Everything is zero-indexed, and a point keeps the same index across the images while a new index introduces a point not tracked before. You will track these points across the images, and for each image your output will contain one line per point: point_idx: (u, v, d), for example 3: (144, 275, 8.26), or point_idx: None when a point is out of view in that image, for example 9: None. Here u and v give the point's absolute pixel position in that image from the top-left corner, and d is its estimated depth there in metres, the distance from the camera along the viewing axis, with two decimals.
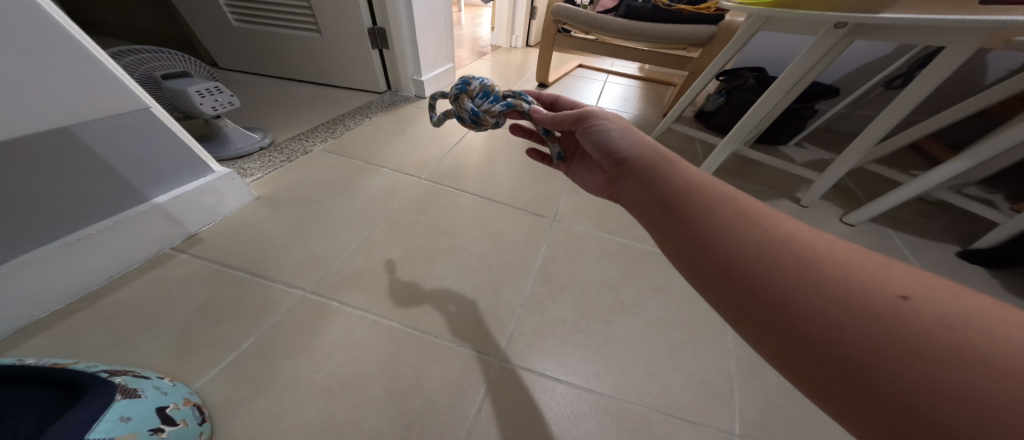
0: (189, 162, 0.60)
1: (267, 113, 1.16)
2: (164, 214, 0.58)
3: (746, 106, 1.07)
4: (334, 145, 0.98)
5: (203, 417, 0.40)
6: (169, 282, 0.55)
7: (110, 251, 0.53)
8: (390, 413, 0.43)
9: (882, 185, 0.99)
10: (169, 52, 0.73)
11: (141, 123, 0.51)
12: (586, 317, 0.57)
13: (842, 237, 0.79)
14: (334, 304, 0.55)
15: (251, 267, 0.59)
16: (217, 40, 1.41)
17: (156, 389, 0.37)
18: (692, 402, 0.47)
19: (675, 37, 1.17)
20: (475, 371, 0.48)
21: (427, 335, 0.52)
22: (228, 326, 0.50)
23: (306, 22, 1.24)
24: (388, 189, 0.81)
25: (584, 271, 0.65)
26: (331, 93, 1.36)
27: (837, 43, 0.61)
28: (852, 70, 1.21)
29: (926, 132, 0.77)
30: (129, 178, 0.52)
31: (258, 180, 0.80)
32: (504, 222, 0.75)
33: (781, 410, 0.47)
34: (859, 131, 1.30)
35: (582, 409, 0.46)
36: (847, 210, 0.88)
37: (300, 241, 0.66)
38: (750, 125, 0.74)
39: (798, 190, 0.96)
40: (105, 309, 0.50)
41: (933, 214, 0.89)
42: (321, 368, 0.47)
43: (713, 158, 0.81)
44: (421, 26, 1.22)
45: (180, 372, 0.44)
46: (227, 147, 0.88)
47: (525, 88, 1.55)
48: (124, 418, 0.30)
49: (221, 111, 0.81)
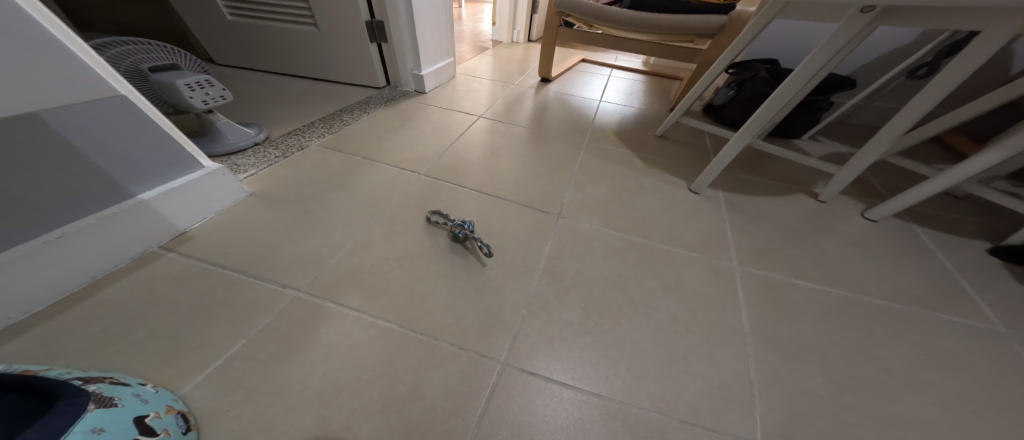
0: (175, 155, 0.57)
1: (262, 108, 1.13)
2: (150, 210, 0.55)
3: (758, 99, 1.04)
4: (331, 140, 0.95)
5: (189, 424, 0.37)
6: (156, 282, 0.52)
7: (92, 250, 0.50)
8: (388, 420, 0.41)
9: (901, 180, 0.96)
10: (156, 43, 0.70)
11: (121, 112, 0.48)
12: (595, 317, 0.55)
13: (859, 234, 0.76)
14: (329, 305, 0.52)
15: (242, 266, 0.57)
16: (211, 35, 1.38)
17: (135, 397, 0.34)
18: (709, 408, 0.45)
19: (684, 28, 1.13)
20: (478, 375, 0.46)
21: (427, 338, 0.49)
22: (217, 329, 0.48)
23: (302, 15, 1.20)
24: (387, 186, 0.79)
25: (591, 270, 0.62)
26: (329, 88, 1.33)
27: (863, 27, 0.57)
28: (871, 61, 1.18)
29: (950, 125, 0.74)
30: (108, 172, 0.49)
31: (252, 176, 0.77)
32: (508, 219, 0.73)
33: (805, 417, 0.44)
34: (878, 125, 1.26)
35: (591, 416, 0.43)
36: (868, 205, 0.85)
37: (294, 239, 0.63)
38: (767, 117, 0.71)
39: (814, 185, 0.93)
40: (87, 310, 0.47)
41: (956, 209, 0.85)
42: (314, 373, 0.44)
43: (726, 151, 0.78)
44: (420, 18, 1.19)
45: (164, 378, 0.42)
46: (220, 142, 0.85)
47: (528, 83, 1.52)
48: (97, 429, 0.27)
49: (213, 105, 0.78)
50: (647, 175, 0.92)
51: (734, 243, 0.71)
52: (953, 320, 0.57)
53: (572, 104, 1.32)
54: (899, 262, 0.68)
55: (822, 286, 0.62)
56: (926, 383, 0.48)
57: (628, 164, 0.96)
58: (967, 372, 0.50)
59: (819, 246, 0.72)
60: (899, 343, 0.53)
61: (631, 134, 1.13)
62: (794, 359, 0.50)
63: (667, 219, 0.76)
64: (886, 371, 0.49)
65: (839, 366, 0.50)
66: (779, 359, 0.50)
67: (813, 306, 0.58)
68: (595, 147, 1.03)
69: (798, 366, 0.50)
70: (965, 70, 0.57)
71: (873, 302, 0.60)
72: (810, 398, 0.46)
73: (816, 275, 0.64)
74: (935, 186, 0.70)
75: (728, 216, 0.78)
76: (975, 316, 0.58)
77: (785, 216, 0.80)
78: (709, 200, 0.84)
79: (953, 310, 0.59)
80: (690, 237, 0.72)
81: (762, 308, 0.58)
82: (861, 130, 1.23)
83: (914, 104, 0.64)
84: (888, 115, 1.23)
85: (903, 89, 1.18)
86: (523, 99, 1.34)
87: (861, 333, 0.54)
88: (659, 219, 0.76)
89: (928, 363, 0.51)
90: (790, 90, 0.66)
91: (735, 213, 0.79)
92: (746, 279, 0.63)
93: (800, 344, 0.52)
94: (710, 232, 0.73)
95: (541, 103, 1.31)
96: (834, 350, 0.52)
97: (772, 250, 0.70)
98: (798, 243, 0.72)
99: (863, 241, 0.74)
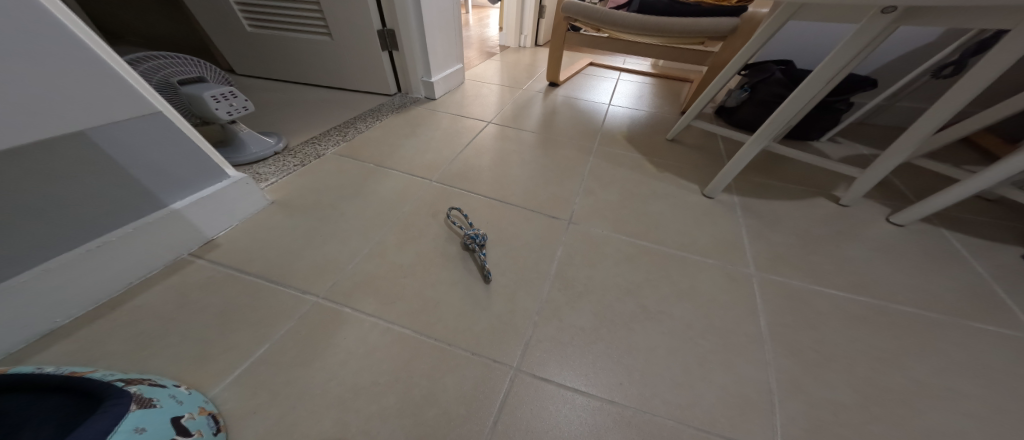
0: (205, 168, 0.60)
1: (281, 117, 1.17)
2: (179, 218, 0.58)
3: (774, 100, 1.02)
4: (346, 148, 0.98)
5: (218, 426, 0.39)
6: (186, 288, 0.55)
7: (128, 258, 0.53)
8: (403, 424, 0.42)
9: (925, 182, 0.93)
10: (185, 57, 0.73)
11: (157, 127, 0.51)
12: (608, 323, 0.54)
13: (882, 239, 0.73)
14: (346, 310, 0.54)
15: (266, 273, 0.59)
16: (231, 46, 1.43)
17: (172, 398, 0.36)
18: (726, 417, 0.44)
19: (695, 30, 1.12)
20: (491, 381, 0.46)
21: (442, 344, 0.50)
22: (245, 332, 0.50)
23: (316, 25, 1.24)
24: (400, 192, 0.81)
25: (604, 277, 0.62)
26: (343, 96, 1.37)
27: (886, 28, 0.56)
28: (892, 60, 1.15)
29: (979, 125, 0.71)
30: (146, 183, 0.52)
31: (273, 185, 0.80)
32: (517, 224, 0.73)
33: (830, 429, 0.43)
34: (903, 126, 1.22)
35: (603, 423, 0.43)
36: (893, 208, 0.83)
37: (313, 247, 0.65)
38: (782, 122, 0.70)
39: (834, 187, 0.90)
40: (124, 315, 0.50)
41: (989, 212, 0.82)
42: (332, 377, 0.46)
43: (742, 153, 0.76)
44: (429, 27, 1.21)
45: (196, 380, 0.44)
46: (242, 152, 0.88)
47: (536, 87, 1.53)
48: (139, 429, 0.29)
49: (236, 116, 0.81)
50: (658, 180, 0.91)
51: (750, 249, 0.70)
52: (988, 329, 0.55)
53: (581, 109, 1.32)
54: (928, 268, 0.66)
55: (843, 292, 0.61)
56: (958, 395, 0.46)
57: (640, 168, 0.95)
58: (1005, 384, 0.47)
59: (840, 251, 0.70)
60: (927, 351, 0.51)
61: (642, 137, 1.12)
62: (816, 368, 0.49)
63: (680, 224, 0.75)
64: (916, 381, 0.48)
65: (864, 375, 0.48)
66: (799, 367, 0.49)
67: (837, 313, 0.57)
68: (605, 152, 1.03)
69: (819, 375, 0.48)
70: (996, 68, 0.55)
71: (899, 309, 0.58)
72: (834, 408, 0.45)
73: (837, 281, 0.63)
74: (965, 190, 0.67)
75: (744, 221, 0.77)
76: (1009, 324, 0.55)
77: (803, 220, 0.78)
78: (724, 204, 0.82)
79: (987, 319, 0.56)
80: (704, 243, 0.71)
81: (782, 316, 0.56)
82: (883, 131, 1.20)
83: (941, 104, 0.62)
84: (914, 117, 1.20)
85: (929, 89, 1.15)
86: (532, 104, 1.35)
87: (888, 342, 0.52)
88: (672, 224, 0.76)
89: (961, 373, 0.49)
90: (807, 93, 0.64)
91: (752, 218, 0.78)
92: (763, 286, 0.62)
93: (822, 353, 0.51)
94: (725, 238, 0.72)
95: (550, 108, 1.31)
96: (859, 359, 0.50)
97: (791, 256, 0.68)
98: (818, 248, 0.70)
99: (890, 246, 0.71)
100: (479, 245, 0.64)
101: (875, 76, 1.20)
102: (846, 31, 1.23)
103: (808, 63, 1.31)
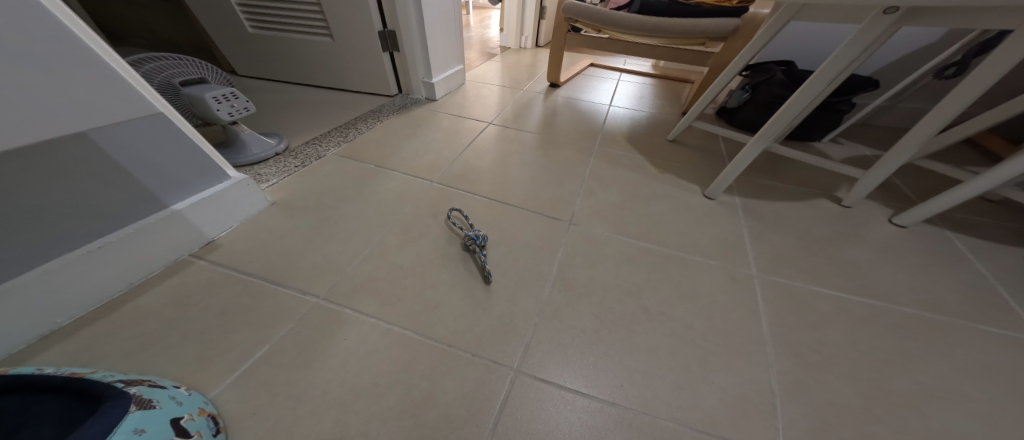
0: (206, 169, 0.60)
1: (282, 118, 1.17)
2: (180, 219, 0.58)
3: (775, 101, 1.02)
4: (347, 148, 0.98)
5: (218, 427, 0.39)
6: (187, 289, 0.55)
7: (129, 258, 0.53)
8: (402, 425, 0.42)
9: (928, 183, 0.93)
10: (187, 59, 0.73)
11: (159, 128, 0.51)
12: (609, 324, 0.54)
13: (885, 240, 0.73)
14: (347, 311, 0.54)
15: (266, 274, 0.59)
16: (233, 47, 1.44)
17: (171, 400, 0.36)
18: (728, 419, 0.44)
19: (696, 31, 1.12)
20: (491, 383, 0.46)
21: (442, 345, 0.50)
22: (245, 333, 0.50)
23: (317, 26, 1.25)
24: (401, 193, 0.81)
25: (605, 278, 0.62)
26: (344, 97, 1.37)
27: (888, 28, 0.55)
28: (894, 61, 1.15)
29: (982, 125, 0.71)
30: (146, 184, 0.52)
31: (274, 186, 0.81)
32: (518, 225, 0.73)
33: (833, 431, 0.42)
34: (906, 126, 1.22)
35: (604, 425, 0.43)
36: (896, 209, 0.82)
37: (314, 247, 0.65)
38: (784, 123, 0.70)
39: (836, 188, 0.90)
40: (125, 316, 0.50)
41: (992, 213, 0.82)
42: (332, 378, 0.45)
43: (743, 154, 0.76)
44: (430, 27, 1.22)
45: (196, 381, 0.44)
46: (243, 153, 0.88)
47: (536, 88, 1.53)
48: (138, 430, 0.29)
49: (237, 117, 0.81)
50: (658, 181, 0.91)
51: (751, 250, 0.69)
52: (992, 331, 0.54)
53: (581, 109, 1.32)
54: (931, 270, 0.65)
55: (846, 294, 0.60)
56: (963, 397, 0.46)
57: (641, 169, 0.95)
58: (1010, 386, 0.47)
59: (842, 253, 0.69)
60: (931, 353, 0.51)
61: (642, 138, 1.12)
62: (818, 370, 0.49)
63: (681, 225, 0.75)
64: (919, 384, 0.47)
65: (867, 377, 0.48)
66: (802, 369, 0.49)
67: (839, 315, 0.57)
68: (605, 153, 1.03)
69: (822, 377, 0.48)
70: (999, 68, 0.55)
71: (902, 310, 0.57)
72: (836, 410, 0.45)
73: (839, 283, 0.62)
74: (968, 191, 0.66)
75: (745, 222, 0.77)
76: (1013, 326, 0.55)
77: (805, 221, 0.78)
78: (725, 205, 0.82)
79: (991, 321, 0.56)
80: (706, 244, 0.70)
81: (783, 317, 0.56)
82: (885, 132, 1.20)
83: (944, 105, 0.62)
84: (916, 117, 1.19)
85: (931, 90, 1.14)
86: (533, 105, 1.35)
87: (891, 344, 0.52)
88: (673, 225, 0.75)
89: (965, 375, 0.48)
90: (809, 94, 0.64)
91: (753, 219, 0.78)
92: (765, 287, 0.61)
93: (824, 354, 0.51)
94: (726, 239, 0.72)
95: (550, 109, 1.31)
96: (861, 361, 0.50)
97: (792, 257, 0.68)
98: (820, 249, 0.70)
99: (893, 247, 0.71)
100: (479, 246, 0.64)
101: (876, 76, 1.20)
102: (847, 32, 1.23)
103: (809, 64, 1.31)
